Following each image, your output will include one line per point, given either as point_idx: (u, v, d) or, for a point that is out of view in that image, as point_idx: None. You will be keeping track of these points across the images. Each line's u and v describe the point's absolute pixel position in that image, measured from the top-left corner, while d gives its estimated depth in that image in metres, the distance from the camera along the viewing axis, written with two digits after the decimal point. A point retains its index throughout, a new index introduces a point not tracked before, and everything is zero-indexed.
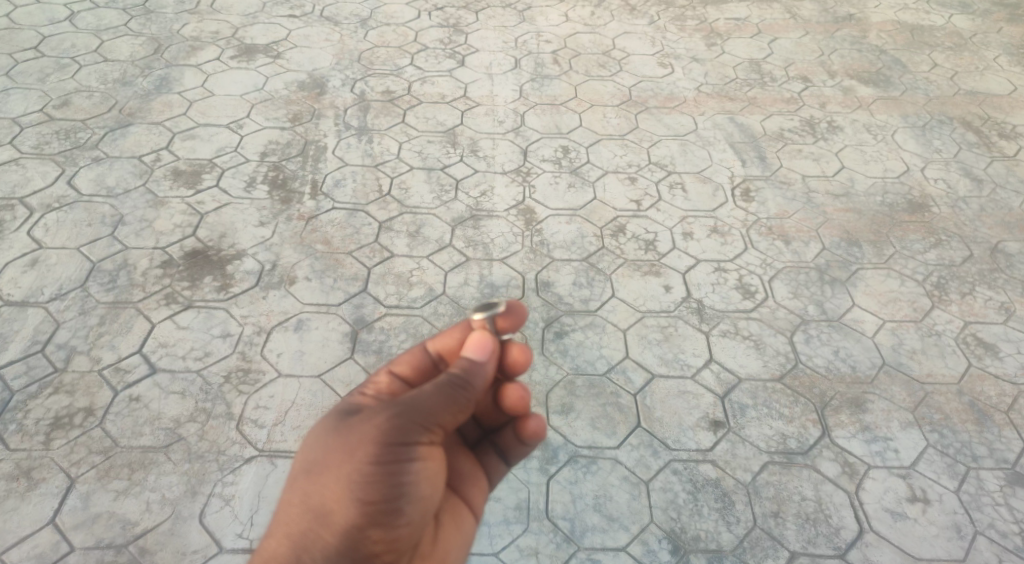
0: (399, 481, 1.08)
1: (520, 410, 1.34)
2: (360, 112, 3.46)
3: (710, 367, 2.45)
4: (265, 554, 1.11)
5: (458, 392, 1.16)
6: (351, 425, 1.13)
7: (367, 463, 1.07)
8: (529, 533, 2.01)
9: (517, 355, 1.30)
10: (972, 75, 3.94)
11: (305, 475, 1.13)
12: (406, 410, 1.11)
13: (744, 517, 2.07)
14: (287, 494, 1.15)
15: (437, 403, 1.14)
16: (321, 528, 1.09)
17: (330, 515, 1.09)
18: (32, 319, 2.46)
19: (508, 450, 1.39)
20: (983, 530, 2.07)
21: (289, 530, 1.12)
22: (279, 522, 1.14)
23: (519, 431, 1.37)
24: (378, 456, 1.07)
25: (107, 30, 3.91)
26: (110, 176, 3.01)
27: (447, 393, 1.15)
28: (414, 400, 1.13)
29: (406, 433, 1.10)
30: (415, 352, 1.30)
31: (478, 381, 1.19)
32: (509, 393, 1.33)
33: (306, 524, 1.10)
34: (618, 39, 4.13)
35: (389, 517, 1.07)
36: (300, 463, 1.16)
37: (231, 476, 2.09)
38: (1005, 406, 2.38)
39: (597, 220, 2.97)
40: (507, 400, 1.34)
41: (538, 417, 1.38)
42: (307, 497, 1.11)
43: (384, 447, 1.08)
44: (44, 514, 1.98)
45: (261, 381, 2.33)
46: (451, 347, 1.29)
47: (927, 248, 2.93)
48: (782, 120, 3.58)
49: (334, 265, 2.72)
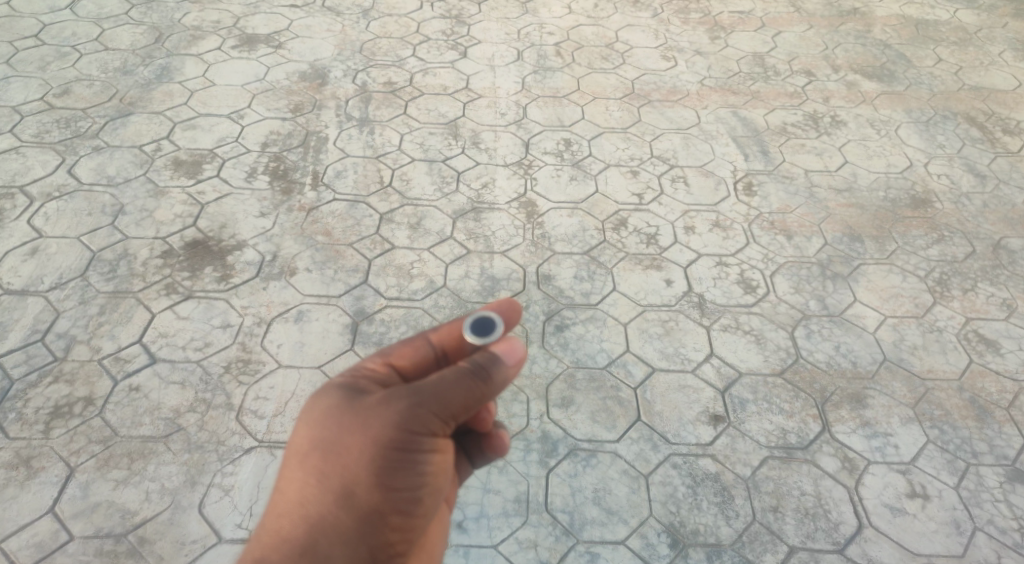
0: (418, 472, 1.08)
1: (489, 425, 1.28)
2: (362, 103, 3.44)
3: (710, 361, 2.45)
4: (275, 535, 1.08)
5: (477, 383, 1.08)
6: (366, 407, 1.09)
7: (389, 448, 1.06)
8: (528, 525, 2.01)
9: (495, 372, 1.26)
10: (977, 70, 3.92)
11: (321, 454, 1.09)
12: (426, 397, 1.06)
13: (744, 511, 2.07)
14: (297, 473, 1.11)
15: (457, 393, 1.07)
16: (342, 513, 1.06)
17: (352, 497, 1.06)
18: (32, 307, 2.46)
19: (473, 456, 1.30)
20: (982, 526, 2.07)
21: (305, 512, 1.08)
22: (290, 501, 1.10)
23: (483, 444, 1.30)
24: (399, 442, 1.06)
25: (108, 18, 3.89)
26: (111, 165, 3.00)
27: (465, 382, 1.07)
28: (432, 386, 1.07)
29: (425, 422, 1.07)
30: (418, 345, 1.21)
31: (498, 373, 1.09)
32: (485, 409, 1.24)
33: (325, 507, 1.07)
34: (622, 32, 4.10)
35: (409, 506, 1.09)
36: (310, 441, 1.11)
37: (231, 466, 2.09)
38: (1005, 403, 2.38)
39: (599, 213, 2.97)
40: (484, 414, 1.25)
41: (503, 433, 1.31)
42: (326, 478, 1.08)
43: (406, 434, 1.06)
44: (44, 503, 1.98)
45: (261, 372, 2.33)
46: (459, 343, 1.20)
47: (930, 244, 2.92)
48: (786, 114, 3.56)
49: (335, 256, 2.71)
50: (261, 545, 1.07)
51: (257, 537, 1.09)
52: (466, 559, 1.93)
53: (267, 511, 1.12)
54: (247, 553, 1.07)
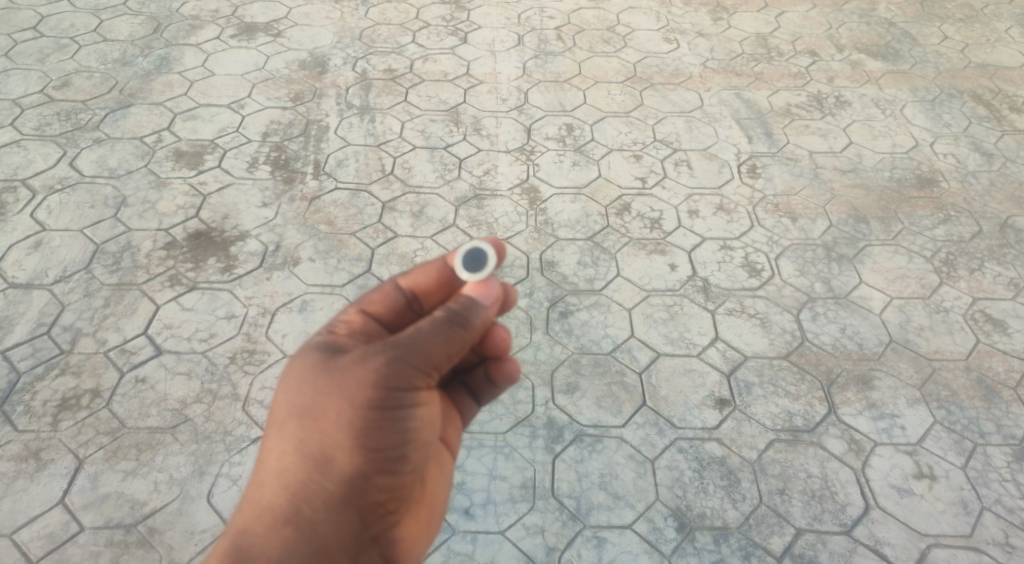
0: (402, 427, 1.08)
1: (503, 350, 1.30)
2: (362, 91, 3.42)
3: (716, 345, 2.44)
4: (259, 504, 1.10)
5: (456, 330, 1.10)
6: (343, 367, 1.08)
7: (368, 407, 1.05)
8: (535, 510, 2.02)
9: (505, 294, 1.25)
10: (983, 47, 3.87)
11: (298, 419, 1.09)
12: (404, 350, 1.07)
13: (751, 494, 2.07)
14: (277, 441, 1.10)
15: (435, 342, 1.08)
16: (324, 478, 1.06)
17: (333, 463, 1.06)
18: (37, 300, 2.46)
19: (480, 391, 1.37)
20: (990, 505, 2.07)
21: (286, 480, 1.08)
22: (270, 470, 1.10)
23: (491, 372, 1.35)
24: (378, 400, 1.05)
25: (106, 9, 3.86)
26: (113, 157, 2.99)
27: (443, 331, 1.09)
28: (409, 339, 1.08)
29: (405, 376, 1.07)
30: (387, 291, 1.23)
31: (475, 319, 1.12)
32: (496, 333, 1.27)
33: (306, 473, 1.07)
34: (623, 14, 4.06)
35: (394, 464, 1.08)
36: (288, 406, 1.10)
37: (239, 456, 2.10)
38: (1012, 382, 2.37)
39: (602, 199, 2.95)
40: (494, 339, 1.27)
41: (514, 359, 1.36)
42: (305, 444, 1.07)
43: (385, 392, 1.05)
44: (54, 494, 2.00)
45: (267, 362, 2.33)
46: (426, 284, 1.23)
47: (936, 224, 2.89)
48: (790, 95, 3.52)
49: (338, 245, 2.70)
50: (247, 515, 1.10)
51: (243, 507, 1.12)
52: (473, 544, 1.95)
53: (251, 479, 1.13)
54: (236, 523, 1.11)
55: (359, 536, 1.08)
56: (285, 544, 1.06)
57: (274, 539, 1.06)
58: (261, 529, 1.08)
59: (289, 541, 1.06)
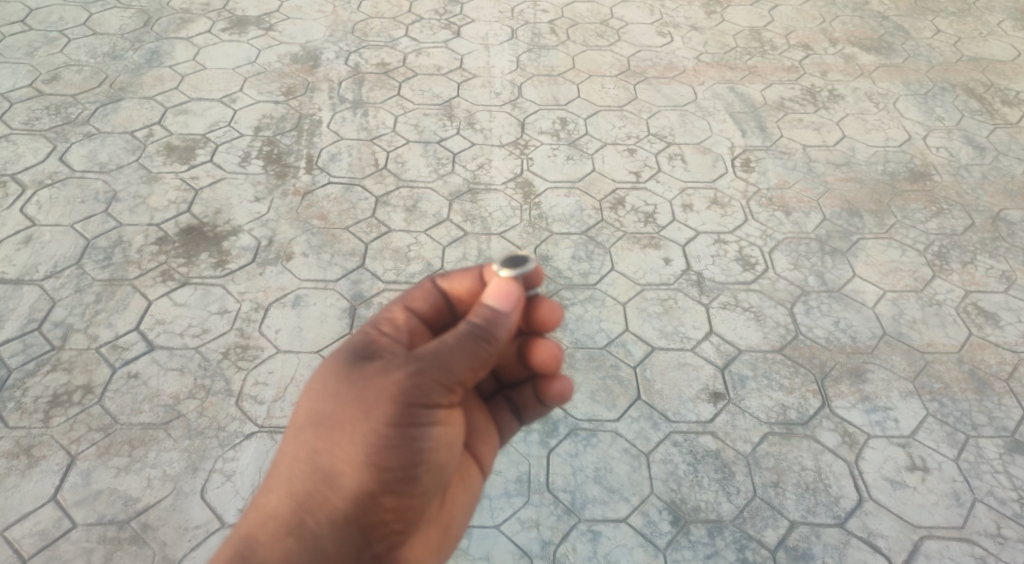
0: (418, 448, 1.05)
1: (550, 368, 1.29)
2: (355, 85, 3.40)
3: (710, 339, 2.45)
4: (264, 511, 1.11)
5: (480, 344, 1.07)
6: (364, 377, 1.07)
7: (385, 424, 1.03)
8: (530, 505, 2.02)
9: (547, 314, 1.24)
10: (974, 40, 3.88)
11: (314, 428, 1.09)
12: (428, 364, 1.05)
13: (745, 487, 2.08)
14: (292, 447, 1.11)
15: (459, 355, 1.06)
16: (330, 492, 1.07)
17: (341, 478, 1.06)
18: (28, 296, 2.44)
19: (523, 408, 1.38)
20: (982, 497, 2.09)
21: (292, 489, 1.09)
22: (279, 476, 1.12)
23: (540, 391, 1.34)
24: (396, 418, 1.03)
25: (96, 2, 3.82)
26: (103, 152, 2.96)
27: (468, 344, 1.07)
28: (436, 351, 1.06)
29: (426, 393, 1.05)
30: (428, 289, 1.23)
31: (501, 331, 1.09)
32: (541, 351, 1.28)
33: (314, 484, 1.08)
34: (617, 8, 4.04)
35: (406, 485, 1.06)
36: (307, 413, 1.11)
37: (232, 452, 2.09)
38: (1005, 374, 2.38)
39: (596, 193, 2.94)
40: (538, 357, 1.28)
41: (566, 379, 1.35)
42: (316, 455, 1.08)
43: (403, 408, 1.03)
44: (46, 491, 1.99)
45: (260, 357, 2.32)
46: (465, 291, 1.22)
47: (929, 217, 2.90)
48: (783, 89, 3.52)
49: (332, 240, 2.69)
50: (251, 519, 1.12)
51: (250, 508, 1.14)
52: (467, 540, 1.95)
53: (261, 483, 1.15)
54: (241, 527, 1.13)
55: (359, 554, 1.09)
56: (285, 554, 1.08)
57: (277, 548, 1.08)
58: (265, 537, 1.10)
59: (290, 552, 1.08)
